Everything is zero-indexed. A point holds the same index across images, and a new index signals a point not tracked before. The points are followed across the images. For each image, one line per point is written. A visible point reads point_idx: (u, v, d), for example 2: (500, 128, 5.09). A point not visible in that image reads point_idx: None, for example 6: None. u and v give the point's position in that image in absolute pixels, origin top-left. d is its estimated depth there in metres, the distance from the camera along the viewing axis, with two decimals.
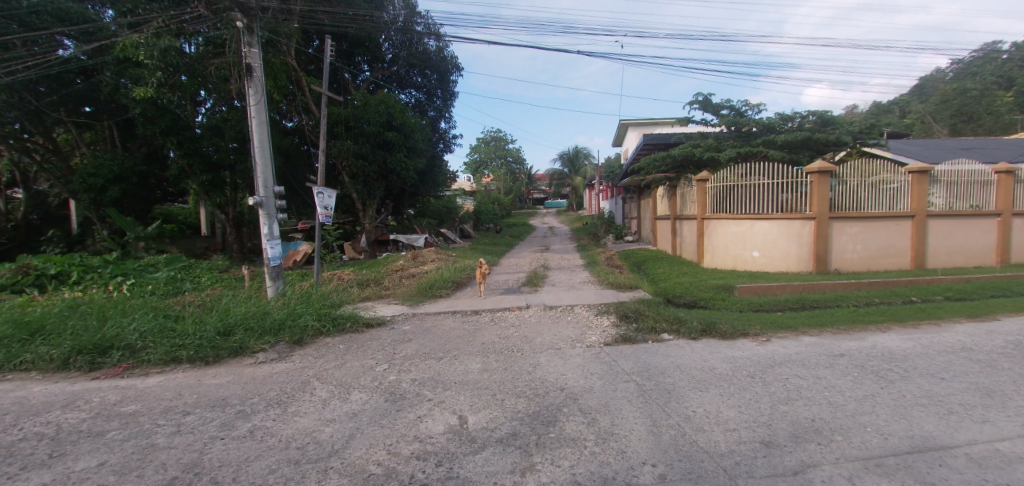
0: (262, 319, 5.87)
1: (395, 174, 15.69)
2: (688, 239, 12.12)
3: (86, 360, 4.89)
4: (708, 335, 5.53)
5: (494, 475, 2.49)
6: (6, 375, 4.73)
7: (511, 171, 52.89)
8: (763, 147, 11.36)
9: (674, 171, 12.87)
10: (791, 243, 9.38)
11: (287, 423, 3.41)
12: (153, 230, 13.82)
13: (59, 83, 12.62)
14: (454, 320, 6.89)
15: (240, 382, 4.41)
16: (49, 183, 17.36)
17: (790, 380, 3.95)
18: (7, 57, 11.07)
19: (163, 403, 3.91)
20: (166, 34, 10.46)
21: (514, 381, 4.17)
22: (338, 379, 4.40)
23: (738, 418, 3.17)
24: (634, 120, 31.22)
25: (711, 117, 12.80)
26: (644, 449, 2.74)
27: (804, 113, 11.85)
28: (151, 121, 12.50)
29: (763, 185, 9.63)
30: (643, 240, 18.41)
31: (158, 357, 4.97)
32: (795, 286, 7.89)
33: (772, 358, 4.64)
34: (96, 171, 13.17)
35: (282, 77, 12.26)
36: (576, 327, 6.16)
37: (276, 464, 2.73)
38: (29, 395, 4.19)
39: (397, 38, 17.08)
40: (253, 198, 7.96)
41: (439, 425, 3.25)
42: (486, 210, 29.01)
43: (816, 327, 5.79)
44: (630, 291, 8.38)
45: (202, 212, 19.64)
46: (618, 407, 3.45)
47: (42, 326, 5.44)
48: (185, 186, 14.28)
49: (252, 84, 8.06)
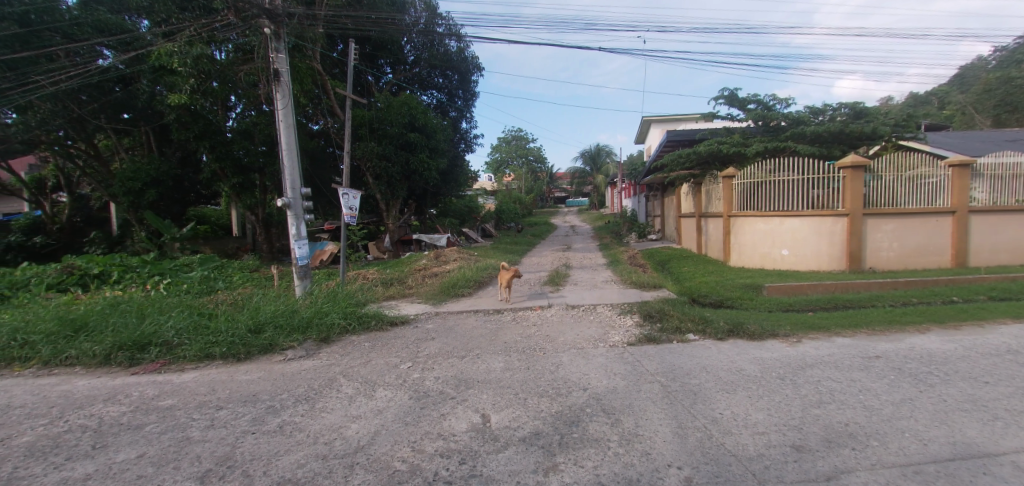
0: (291, 317, 6.02)
1: (417, 175, 15.85)
2: (714, 237, 11.86)
3: (126, 356, 5.12)
4: (736, 335, 5.40)
5: (517, 474, 2.49)
6: (54, 370, 5.01)
7: (532, 170, 52.82)
8: (792, 142, 11.02)
9: (699, 168, 12.61)
10: (823, 240, 9.08)
11: (315, 418, 3.50)
12: (188, 232, 14.39)
13: (100, 91, 13.23)
14: (477, 319, 6.92)
15: (271, 378, 4.54)
16: (90, 186, 18.20)
17: (823, 383, 3.81)
18: (52, 68, 11.68)
19: (198, 398, 4.06)
20: (198, 42, 10.82)
21: (537, 380, 4.17)
22: (364, 377, 4.48)
23: (768, 421, 3.08)
24: (656, 116, 30.76)
25: (737, 112, 12.51)
26: (670, 452, 2.69)
27: (836, 106, 11.46)
28: (185, 126, 13.00)
29: (793, 181, 9.34)
30: (667, 238, 18.12)
31: (194, 353, 5.16)
32: (827, 285, 7.61)
33: (803, 360, 4.49)
34: (133, 175, 13.76)
35: (307, 81, 12.58)
36: (599, 326, 6.11)
37: (305, 458, 2.80)
38: (74, 389, 4.41)
39: (419, 40, 17.32)
40: (281, 199, 8.16)
41: (462, 423, 3.28)
42: (508, 210, 29.03)
43: (849, 329, 5.57)
44: (654, 290, 8.25)
45: (232, 212, 20.31)
46: (642, 408, 3.42)
47: (85, 323, 5.71)
48: (217, 187, 14.79)
49: (279, 88, 8.27)
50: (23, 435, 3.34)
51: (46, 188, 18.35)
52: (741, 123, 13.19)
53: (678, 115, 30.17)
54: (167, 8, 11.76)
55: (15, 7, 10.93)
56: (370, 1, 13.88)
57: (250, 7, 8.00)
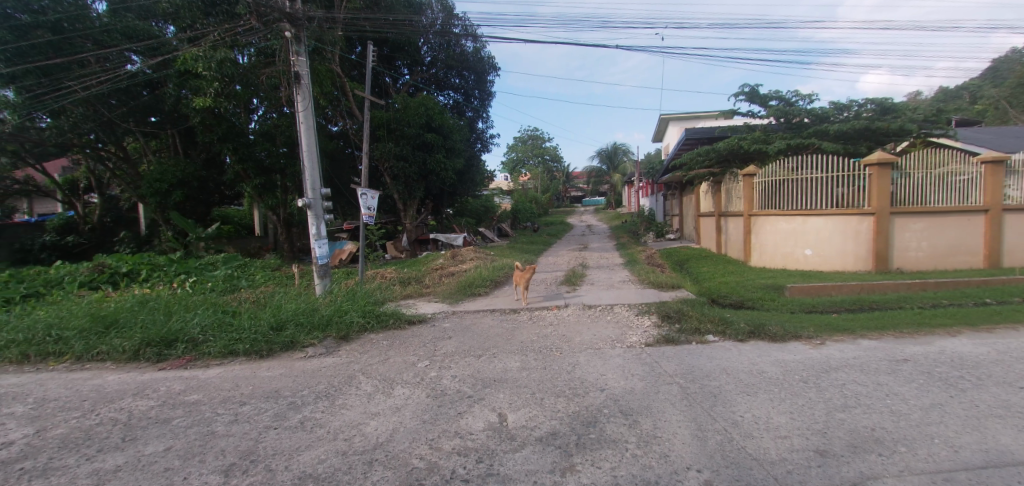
0: (311, 315, 6.14)
1: (434, 174, 15.98)
2: (734, 236, 11.64)
3: (154, 352, 5.29)
4: (757, 337, 5.30)
5: (534, 474, 2.49)
6: (86, 365, 5.20)
7: (548, 170, 52.67)
8: (816, 138, 10.77)
9: (718, 166, 12.40)
10: (848, 240, 8.86)
11: (335, 415, 3.55)
12: (212, 232, 14.82)
13: (128, 96, 13.67)
14: (494, 318, 6.94)
15: (292, 375, 4.63)
16: (119, 188, 18.82)
17: (848, 387, 3.71)
18: (84, 74, 12.11)
19: (222, 393, 4.17)
20: (222, 47, 11.10)
21: (554, 380, 4.16)
22: (382, 374, 4.54)
23: (790, 425, 3.01)
24: (674, 114, 30.38)
25: (759, 108, 12.26)
26: (690, 454, 2.65)
27: (862, 101, 11.17)
28: (209, 129, 13.35)
29: (816, 179, 9.12)
30: (686, 238, 17.87)
31: (218, 350, 5.29)
32: (852, 286, 7.41)
33: (827, 362, 4.38)
34: (160, 177, 14.19)
35: (326, 83, 12.78)
36: (617, 326, 6.07)
37: (326, 454, 2.85)
38: (105, 383, 4.58)
39: (436, 41, 17.44)
40: (302, 199, 8.29)
41: (479, 422, 3.29)
42: (524, 209, 29.00)
43: (875, 331, 5.41)
44: (672, 290, 8.15)
45: (255, 212, 20.76)
46: (660, 409, 3.39)
47: (116, 320, 5.92)
48: (240, 188, 15.15)
49: (300, 91, 8.40)
50: (57, 427, 3.47)
51: (78, 189, 19.04)
52: (762, 120, 12.95)
53: (697, 113, 29.73)
54: (192, 14, 12.06)
55: (50, 16, 11.48)
56: (388, 3, 14.02)
57: (272, 11, 8.15)
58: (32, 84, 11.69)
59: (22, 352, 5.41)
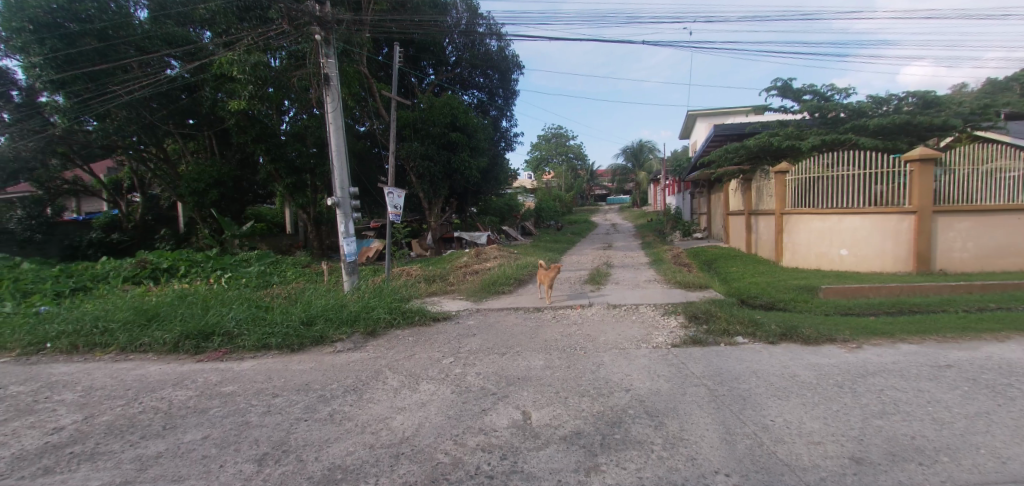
0: (340, 311, 6.30)
1: (458, 174, 16.13)
2: (765, 236, 11.31)
3: (192, 344, 5.53)
4: (790, 339, 5.14)
5: (559, 472, 2.49)
6: (131, 355, 5.48)
7: (572, 167, 52.34)
8: (853, 134, 10.36)
9: (749, 162, 12.08)
10: (886, 240, 8.48)
11: (363, 408, 3.64)
12: (246, 229, 15.40)
13: (168, 99, 14.29)
14: (518, 316, 6.96)
15: (322, 368, 4.77)
16: (159, 187, 19.70)
17: (886, 392, 3.56)
18: (127, 79, 12.77)
19: (256, 385, 4.32)
20: (256, 51, 11.48)
21: (577, 380, 4.13)
22: (408, 370, 4.62)
23: (823, 431, 2.91)
24: (702, 110, 29.72)
25: (791, 103, 11.87)
26: (718, 458, 2.60)
27: (902, 95, 10.67)
28: (243, 130, 13.86)
29: (852, 176, 8.76)
30: (714, 237, 17.47)
31: (252, 343, 5.49)
32: (890, 288, 7.11)
33: (863, 367, 4.21)
34: (197, 177, 14.79)
35: (354, 84, 13.06)
36: (642, 326, 6.00)
37: (354, 446, 2.92)
38: (147, 373, 4.82)
39: (461, 41, 17.55)
40: (331, 198, 8.49)
41: (503, 419, 3.31)
42: (548, 208, 28.90)
43: (916, 335, 5.17)
44: (700, 290, 7.99)
45: (286, 211, 21.39)
46: (687, 411, 3.32)
47: (157, 312, 6.22)
48: (273, 187, 15.68)
49: (329, 92, 8.58)
50: (103, 414, 3.67)
51: (122, 189, 20.04)
52: (795, 115, 12.54)
53: (725, 109, 29.01)
54: (227, 19, 12.50)
55: (96, 25, 12.08)
56: (414, 5, 14.22)
57: (302, 15, 8.36)
58: (79, 90, 12.36)
59: (72, 342, 5.75)
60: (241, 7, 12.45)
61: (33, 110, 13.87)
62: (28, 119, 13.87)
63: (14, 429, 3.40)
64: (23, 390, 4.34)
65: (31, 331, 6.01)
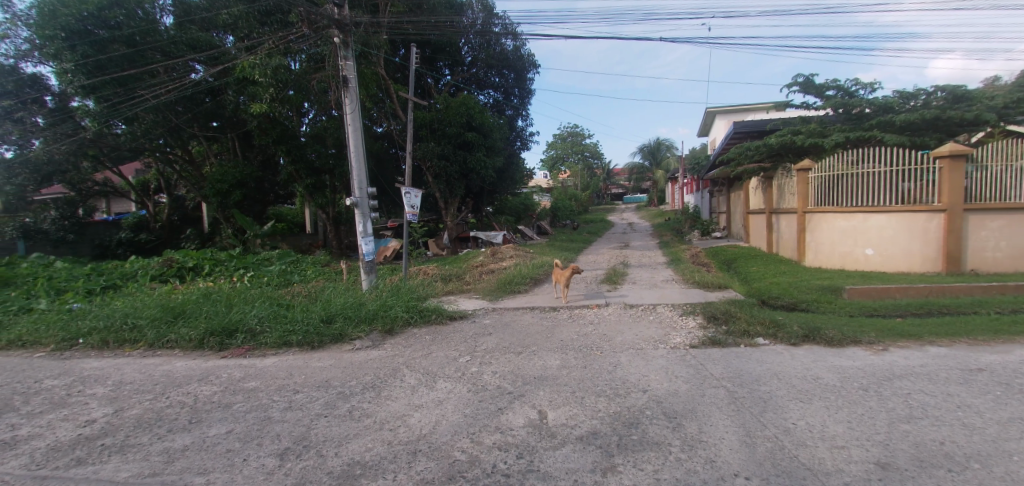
0: (358, 309, 6.40)
1: (474, 174, 16.20)
2: (787, 235, 11.07)
3: (217, 341, 5.69)
4: (812, 341, 5.03)
5: (575, 473, 2.48)
6: (158, 351, 5.66)
7: (588, 166, 51.97)
8: (878, 130, 10.07)
9: (769, 160, 11.83)
10: (914, 240, 8.21)
11: (381, 405, 3.69)
12: (267, 229, 15.75)
13: (193, 103, 14.73)
14: (533, 316, 6.96)
15: (341, 366, 4.85)
16: (185, 188, 20.29)
17: (914, 396, 3.45)
18: (154, 83, 13.20)
19: (277, 381, 4.42)
20: (277, 54, 11.73)
21: (594, 380, 4.12)
22: (425, 368, 4.67)
23: (848, 435, 2.84)
24: (721, 107, 29.19)
25: (814, 99, 11.59)
26: (737, 460, 2.56)
27: (931, 89, 10.32)
28: (264, 132, 14.18)
29: (879, 173, 8.50)
30: (733, 237, 17.15)
31: (274, 340, 5.62)
32: (919, 289, 6.86)
33: (889, 370, 4.09)
34: (221, 177, 15.20)
35: (372, 86, 13.26)
36: (660, 326, 5.95)
37: (372, 443, 2.96)
38: (174, 368, 4.97)
39: (476, 41, 17.62)
40: (350, 198, 8.61)
41: (520, 418, 3.32)
42: (563, 207, 28.77)
43: (947, 337, 4.99)
44: (719, 290, 7.89)
45: (305, 211, 21.77)
46: (706, 413, 3.28)
47: (183, 310, 6.41)
48: (294, 188, 15.99)
49: (347, 93, 8.71)
50: (132, 408, 3.81)
51: (150, 190, 20.69)
52: (818, 111, 12.22)
53: (745, 105, 28.47)
54: (249, 24, 12.81)
55: (124, 31, 12.49)
56: (430, 6, 14.36)
57: (322, 18, 8.52)
58: (109, 94, 12.80)
59: (103, 338, 5.96)
60: (262, 11, 12.72)
61: (65, 115, 14.43)
62: (61, 123, 14.43)
63: (49, 421, 3.55)
64: (57, 384, 4.52)
65: (65, 327, 6.26)
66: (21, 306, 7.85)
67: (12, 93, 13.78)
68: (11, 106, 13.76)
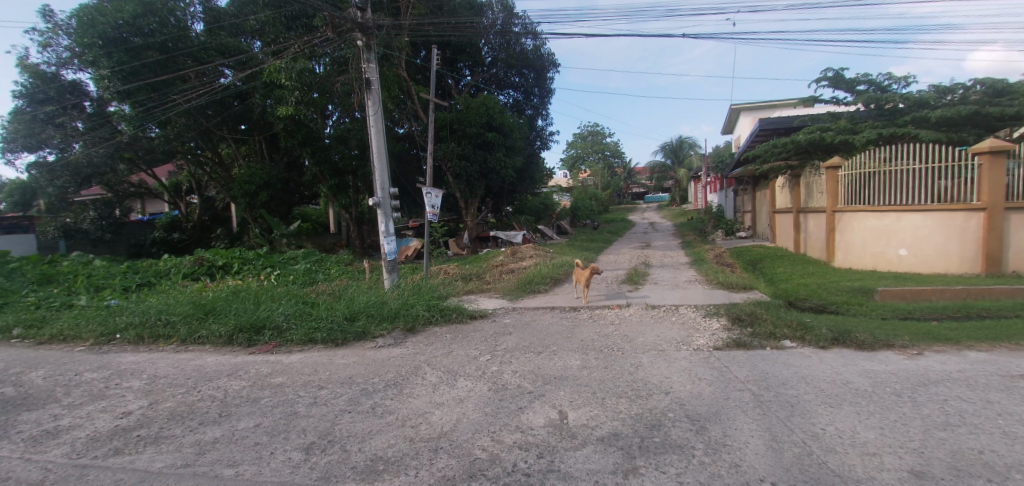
0: (381, 307, 6.51)
1: (494, 174, 16.26)
2: (816, 235, 10.76)
3: (245, 337, 5.87)
4: (842, 344, 4.87)
5: (596, 474, 2.47)
6: (190, 346, 5.87)
7: (609, 165, 51.48)
8: (912, 126, 9.68)
9: (797, 158, 11.50)
10: (951, 239, 7.88)
11: (403, 402, 3.75)
12: (293, 228, 16.16)
13: (223, 106, 15.22)
14: (554, 316, 6.95)
15: (364, 363, 4.94)
16: (215, 189, 20.98)
17: (950, 403, 3.31)
18: (186, 88, 13.74)
19: (303, 377, 4.54)
20: (302, 58, 12.02)
21: (615, 380, 4.09)
22: (446, 366, 4.71)
23: (880, 442, 2.75)
24: (746, 103, 28.54)
25: (844, 95, 11.22)
26: (762, 465, 2.51)
27: (969, 83, 9.89)
28: (290, 134, 14.57)
29: (913, 171, 8.16)
30: (759, 236, 16.73)
31: (300, 337, 5.76)
32: (957, 291, 6.55)
33: (924, 375, 3.93)
34: (249, 179, 15.68)
35: (394, 88, 13.45)
36: (682, 328, 5.87)
37: (394, 439, 3.01)
38: (206, 363, 5.16)
39: (497, 41, 17.69)
40: (372, 198, 8.75)
41: (540, 417, 3.32)
42: (583, 207, 28.58)
43: (986, 341, 4.77)
44: (744, 291, 7.74)
45: (329, 211, 22.24)
46: (731, 417, 3.21)
47: (213, 307, 6.64)
48: (318, 189, 16.35)
49: (370, 96, 8.85)
50: (166, 401, 3.97)
51: (182, 191, 21.46)
52: (848, 107, 11.84)
53: (771, 101, 27.75)
54: (275, 29, 13.16)
55: (158, 38, 12.96)
56: (451, 7, 14.49)
57: (346, 22, 8.69)
58: (144, 99, 13.35)
59: (139, 334, 6.22)
60: (287, 16, 13.01)
61: (103, 119, 15.09)
62: (99, 127, 15.11)
63: (89, 412, 3.73)
64: (97, 377, 4.74)
65: (103, 323, 6.55)
66: (62, 302, 8.25)
67: (54, 99, 14.55)
68: (53, 112, 14.48)
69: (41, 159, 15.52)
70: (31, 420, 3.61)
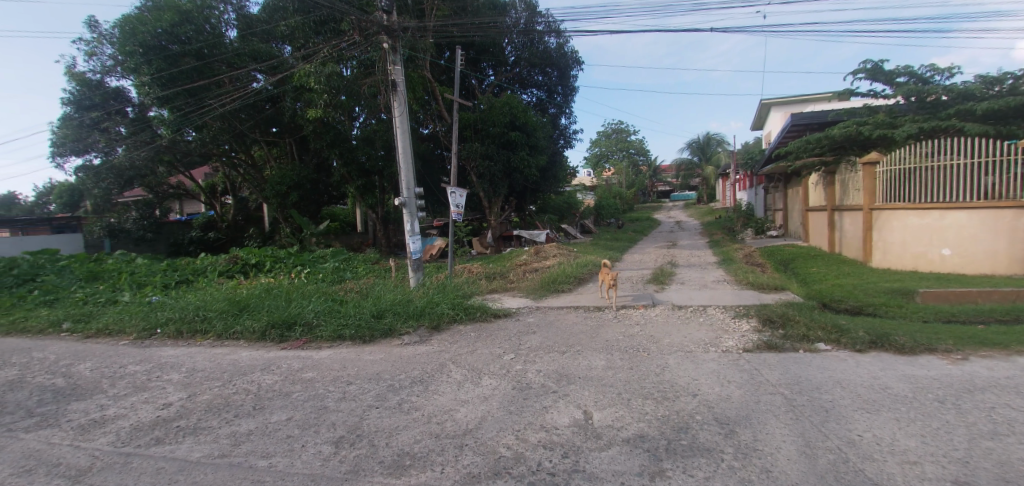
0: (407, 305, 6.62)
1: (517, 173, 16.31)
2: (852, 233, 10.36)
3: (277, 333, 6.07)
4: (880, 348, 4.68)
5: (622, 475, 2.46)
6: (226, 341, 6.12)
7: (633, 163, 50.73)
8: (957, 119, 9.19)
9: (831, 153, 11.08)
10: (999, 239, 7.45)
11: (429, 399, 3.81)
12: (321, 228, 16.58)
13: (255, 110, 15.76)
14: (578, 315, 6.91)
15: (391, 359, 5.05)
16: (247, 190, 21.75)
17: (999, 411, 3.14)
18: (220, 93, 14.29)
19: (332, 373, 4.67)
20: (330, 62, 12.33)
21: (640, 382, 4.04)
22: (470, 364, 4.75)
23: (921, 450, 2.63)
24: (777, 98, 27.68)
25: (883, 87, 10.74)
26: (796, 472, 2.44)
27: (1020, 73, 9.32)
28: (319, 136, 14.98)
29: (956, 167, 7.75)
30: (790, 235, 16.21)
31: (329, 334, 5.92)
32: (1006, 293, 6.18)
33: (970, 382, 3.73)
34: (280, 180, 16.18)
35: (418, 88, 13.64)
36: (710, 329, 5.73)
37: (420, 435, 3.07)
38: (240, 358, 5.36)
39: (520, 41, 17.74)
40: (398, 198, 8.90)
41: (564, 417, 3.32)
42: (607, 206, 28.29)
43: None
44: (775, 291, 7.52)
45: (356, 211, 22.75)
46: (761, 421, 3.13)
47: (247, 303, 6.90)
48: (346, 189, 16.73)
49: (395, 97, 9.00)
50: (203, 393, 4.15)
51: (217, 192, 22.32)
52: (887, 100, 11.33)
53: (804, 95, 26.84)
54: (304, 34, 13.57)
55: (194, 45, 13.51)
56: (474, 8, 14.58)
57: (371, 25, 8.82)
58: (182, 104, 13.92)
59: (178, 329, 6.52)
60: (316, 21, 13.35)
61: (144, 124, 15.85)
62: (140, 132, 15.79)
63: (133, 403, 3.94)
64: (140, 369, 5.00)
65: (146, 318, 6.90)
66: (108, 298, 8.72)
67: (99, 105, 15.39)
68: (98, 118, 15.33)
69: (88, 163, 16.43)
70: (81, 409, 3.84)
